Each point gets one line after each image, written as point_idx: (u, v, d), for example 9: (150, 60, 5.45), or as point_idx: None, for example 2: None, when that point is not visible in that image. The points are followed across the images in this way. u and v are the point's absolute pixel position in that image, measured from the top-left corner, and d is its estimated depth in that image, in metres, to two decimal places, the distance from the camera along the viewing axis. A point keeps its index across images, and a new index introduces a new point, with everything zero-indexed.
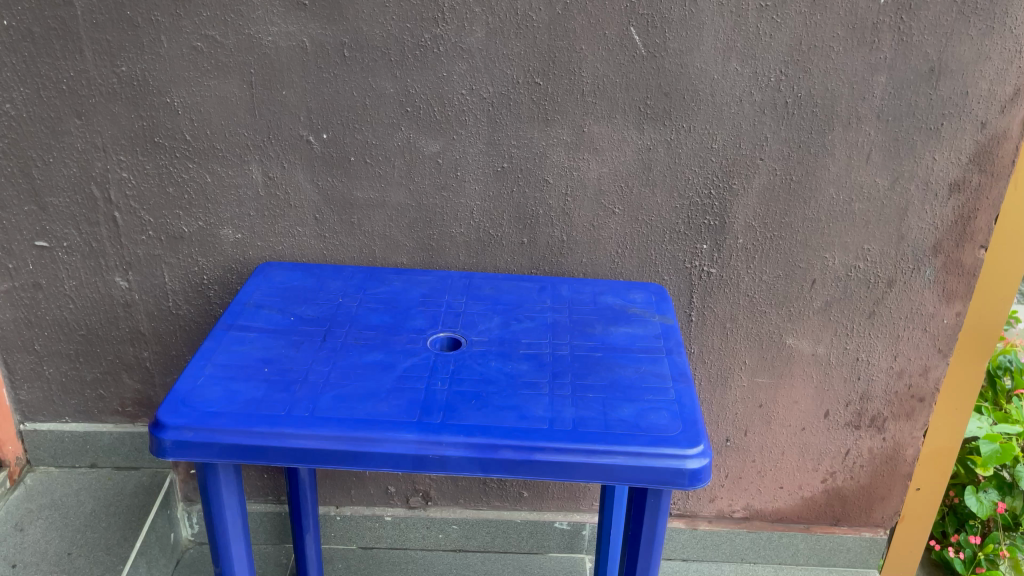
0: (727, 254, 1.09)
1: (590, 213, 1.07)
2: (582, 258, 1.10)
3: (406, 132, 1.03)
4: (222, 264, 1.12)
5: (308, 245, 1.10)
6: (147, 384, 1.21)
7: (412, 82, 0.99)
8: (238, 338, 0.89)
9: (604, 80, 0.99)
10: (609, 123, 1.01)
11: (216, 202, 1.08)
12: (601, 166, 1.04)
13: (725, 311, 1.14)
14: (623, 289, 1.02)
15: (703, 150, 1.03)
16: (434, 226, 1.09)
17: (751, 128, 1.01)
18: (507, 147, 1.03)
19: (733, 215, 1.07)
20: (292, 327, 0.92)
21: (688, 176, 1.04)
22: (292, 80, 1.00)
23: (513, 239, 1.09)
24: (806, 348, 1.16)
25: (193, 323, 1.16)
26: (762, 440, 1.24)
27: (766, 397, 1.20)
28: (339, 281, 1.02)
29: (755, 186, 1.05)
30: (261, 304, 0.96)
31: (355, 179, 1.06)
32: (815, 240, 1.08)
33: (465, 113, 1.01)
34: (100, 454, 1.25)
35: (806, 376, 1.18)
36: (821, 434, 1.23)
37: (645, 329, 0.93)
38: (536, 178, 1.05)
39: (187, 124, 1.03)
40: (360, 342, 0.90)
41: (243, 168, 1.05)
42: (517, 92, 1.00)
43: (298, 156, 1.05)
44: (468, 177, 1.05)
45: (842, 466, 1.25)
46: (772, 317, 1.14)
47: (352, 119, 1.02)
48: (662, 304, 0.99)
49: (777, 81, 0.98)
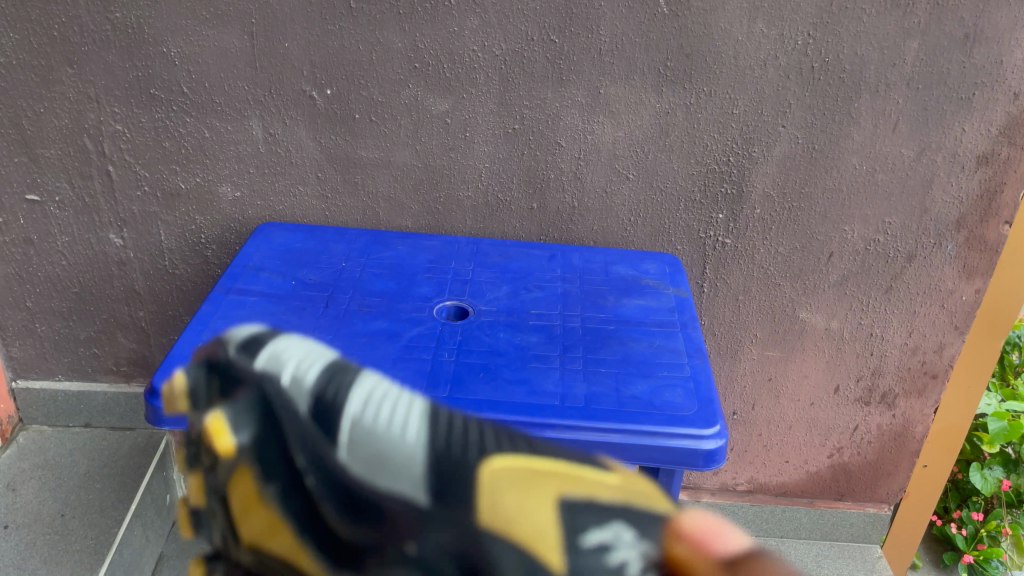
0: (743, 224, 1.06)
1: (602, 178, 1.04)
2: (593, 225, 1.07)
3: (414, 90, 0.98)
4: (220, 222, 1.08)
5: (308, 205, 1.06)
6: (143, 344, 1.18)
7: (421, 36, 0.95)
8: (237, 301, 0.86)
9: (623, 39, 0.94)
10: (626, 84, 0.97)
11: (214, 159, 1.03)
12: (617, 129, 1.00)
13: (739, 282, 1.10)
14: (636, 260, 0.98)
15: (723, 115, 0.98)
16: (440, 188, 1.05)
17: (775, 93, 0.97)
18: (519, 108, 0.99)
19: (751, 184, 1.03)
20: (292, 291, 0.88)
21: (706, 143, 1.00)
22: (295, 32, 0.95)
23: (522, 204, 1.06)
24: (820, 322, 1.13)
25: (189, 283, 1.13)
26: (769, 414, 1.21)
27: (776, 371, 1.17)
28: (343, 245, 0.98)
29: (776, 154, 1.01)
30: (261, 266, 0.92)
31: (359, 137, 1.02)
32: (835, 212, 1.04)
33: (476, 70, 0.96)
34: (94, 414, 1.22)
35: (818, 351, 1.15)
36: (831, 409, 1.20)
37: (659, 303, 0.90)
38: (548, 141, 1.01)
39: (184, 76, 0.98)
40: (363, 308, 0.86)
41: (242, 123, 1.01)
42: (532, 49, 0.95)
43: (300, 112, 1.00)
44: (477, 138, 1.01)
45: (850, 442, 1.23)
46: (786, 290, 1.11)
47: (357, 74, 0.97)
48: (677, 277, 0.96)
49: (804, 45, 0.94)
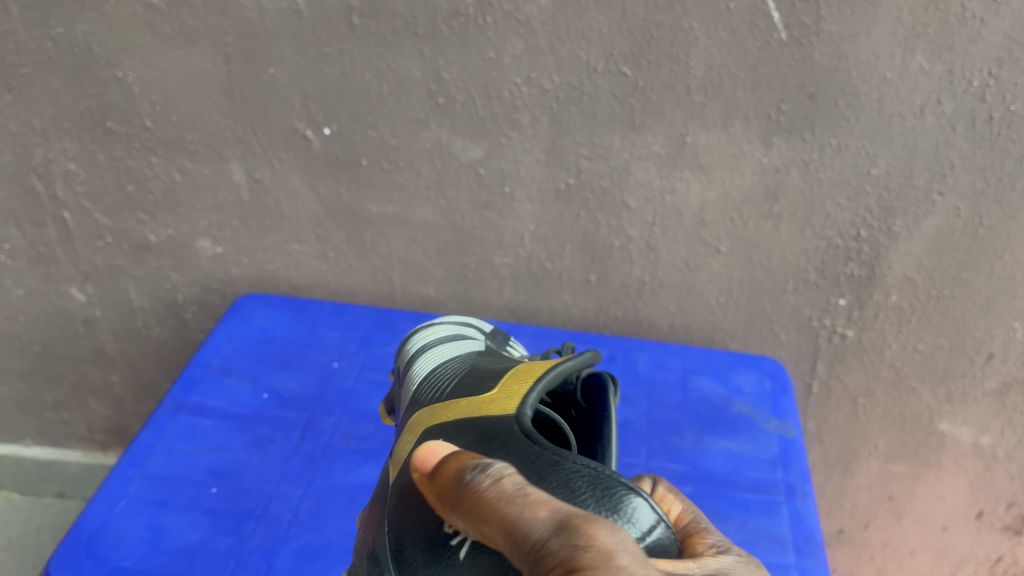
0: (872, 314, 0.79)
1: (685, 250, 0.78)
2: (668, 305, 0.82)
3: (437, 132, 0.74)
4: (200, 281, 0.87)
5: (306, 264, 0.85)
6: (120, 411, 0.99)
7: (446, 64, 0.71)
8: (187, 429, 0.64)
9: (720, 72, 0.68)
10: (723, 132, 0.71)
11: (189, 207, 0.82)
12: (706, 189, 0.74)
13: (859, 383, 0.84)
14: (724, 369, 0.73)
15: (855, 175, 0.72)
16: (471, 252, 0.81)
17: (932, 149, 0.70)
18: (575, 158, 0.74)
19: (887, 265, 0.76)
20: (261, 411, 0.67)
21: (830, 211, 0.74)
22: (281, 54, 0.72)
23: (577, 276, 0.81)
24: (966, 436, 0.86)
25: (169, 348, 0.93)
26: (885, 534, 0.96)
27: (900, 488, 0.92)
28: (338, 331, 0.75)
29: (925, 230, 0.74)
30: (228, 368, 0.71)
31: (368, 188, 0.78)
32: (1000, 303, 0.77)
33: (519, 109, 0.72)
34: (68, 484, 1.05)
35: (958, 469, 0.89)
36: (967, 535, 0.94)
37: (754, 450, 0.65)
38: (613, 201, 0.76)
39: (146, 107, 0.76)
40: (349, 448, 0.64)
41: (222, 166, 0.79)
42: (595, 84, 0.70)
43: (293, 154, 0.77)
44: (520, 195, 0.77)
45: (988, 574, 0.97)
46: (923, 397, 0.84)
47: (363, 110, 0.74)
48: (780, 401, 0.70)
49: (982, 87, 0.66)
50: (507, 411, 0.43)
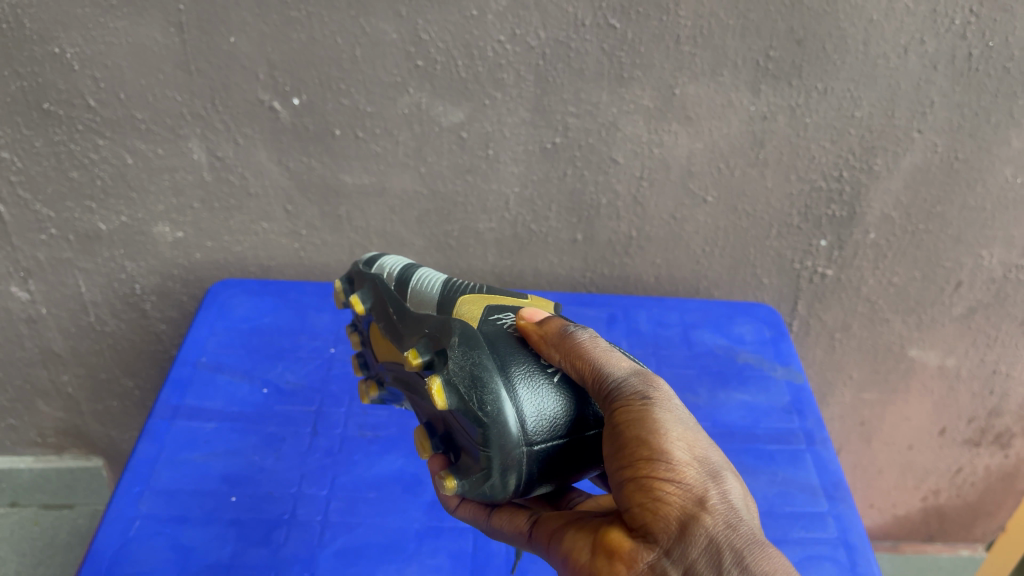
0: (851, 252, 0.81)
1: (671, 202, 0.77)
2: (655, 258, 0.82)
3: (416, 96, 0.70)
4: (159, 269, 0.81)
5: (276, 243, 0.80)
6: (73, 412, 0.92)
7: (425, 23, 0.66)
8: (189, 437, 0.60)
9: (710, 20, 0.67)
10: (711, 82, 0.70)
11: (143, 191, 0.75)
12: (694, 140, 0.73)
13: (837, 319, 0.87)
14: (722, 319, 0.74)
15: (840, 118, 0.72)
16: (453, 219, 0.78)
17: (913, 88, 0.71)
18: (561, 116, 0.72)
19: (867, 204, 0.78)
20: (264, 408, 0.63)
21: (814, 154, 0.75)
22: (241, 20, 0.66)
23: (563, 236, 0.80)
24: (933, 360, 0.90)
25: (125, 342, 0.86)
26: (856, 458, 1.01)
27: (870, 414, 0.96)
28: (328, 315, 0.72)
29: (903, 167, 0.75)
30: (219, 365, 0.66)
31: (342, 158, 0.74)
32: (971, 234, 0.80)
33: (503, 68, 0.69)
34: (21, 491, 0.98)
35: (925, 392, 0.93)
36: (931, 452, 0.99)
37: (768, 399, 0.66)
38: (601, 157, 0.74)
39: (89, 84, 0.69)
40: (366, 438, 0.62)
41: (179, 145, 0.73)
42: (581, 38, 0.67)
43: (258, 127, 0.72)
44: (504, 157, 0.74)
45: (949, 484, 1.03)
46: (896, 326, 0.87)
47: (334, 77, 0.69)
48: (781, 346, 0.72)
49: (963, 25, 0.67)
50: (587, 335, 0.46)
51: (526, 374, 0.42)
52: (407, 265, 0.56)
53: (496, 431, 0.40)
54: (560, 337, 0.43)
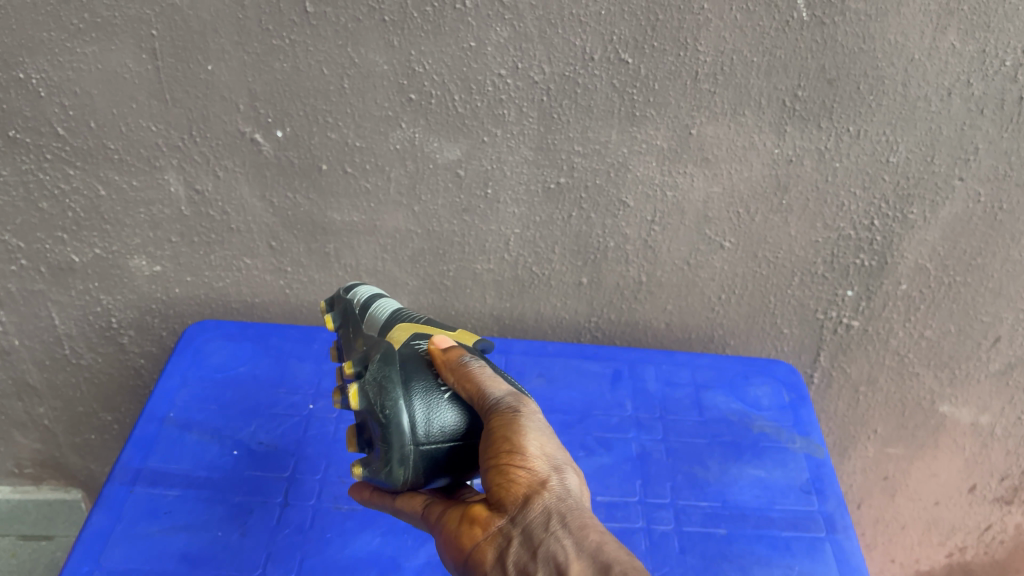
0: (880, 304, 0.75)
1: (686, 247, 0.72)
2: (666, 304, 0.76)
3: (409, 130, 0.65)
4: (137, 303, 0.76)
5: (260, 280, 0.75)
6: (50, 444, 0.88)
7: (419, 54, 0.61)
8: (148, 506, 0.55)
9: (732, 57, 0.60)
10: (732, 122, 0.64)
11: (118, 223, 0.70)
12: (711, 183, 0.67)
13: (862, 372, 0.80)
14: (737, 380, 0.68)
15: (873, 164, 0.66)
16: (449, 259, 0.73)
17: (956, 134, 0.64)
18: (566, 155, 0.66)
19: (901, 254, 0.71)
20: (233, 473, 0.58)
21: (843, 201, 0.68)
22: (221, 47, 0.61)
23: (567, 279, 0.74)
24: (965, 416, 0.84)
25: (103, 375, 0.82)
26: (878, 513, 0.94)
27: (895, 469, 0.89)
28: (310, 364, 0.66)
29: (941, 217, 0.69)
30: (188, 422, 0.61)
31: (330, 194, 0.69)
32: (1012, 288, 0.73)
33: (503, 103, 0.63)
34: None
35: (955, 448, 0.87)
36: (959, 508, 0.93)
37: (785, 477, 0.60)
38: (609, 199, 0.69)
39: (58, 112, 0.64)
40: (341, 512, 0.56)
41: (156, 176, 0.68)
42: (590, 73, 0.61)
43: (240, 160, 0.67)
44: (504, 196, 0.69)
45: (976, 542, 0.97)
46: (926, 381, 0.81)
47: (321, 109, 0.64)
48: (801, 414, 0.66)
49: (1015, 67, 0.60)
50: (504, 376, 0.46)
51: (426, 388, 0.43)
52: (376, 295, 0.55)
53: (390, 432, 0.41)
54: (458, 361, 0.45)
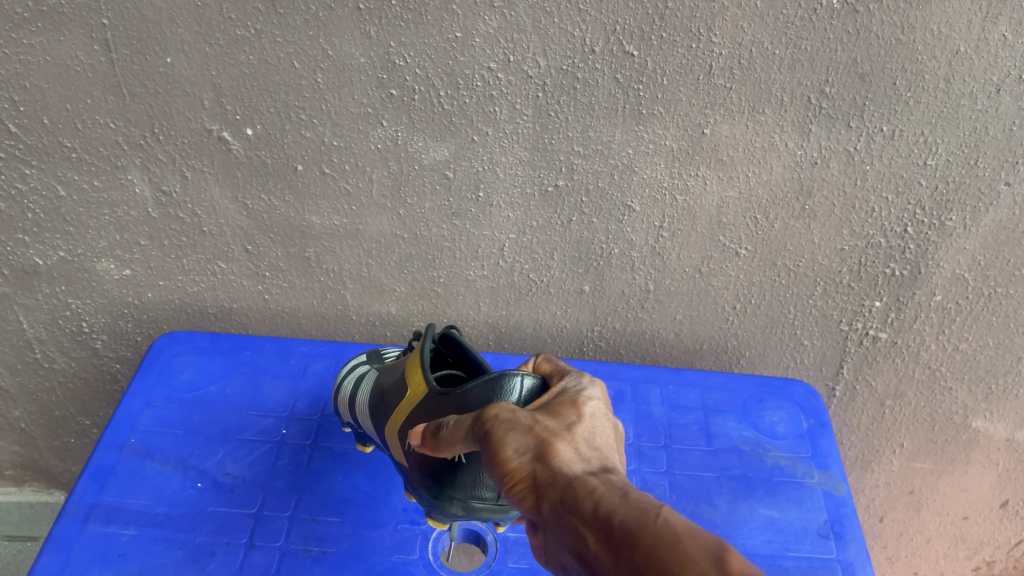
0: (911, 316, 0.68)
1: (697, 254, 0.65)
2: (676, 314, 0.70)
3: (392, 129, 0.59)
4: (108, 307, 0.71)
5: (237, 285, 0.70)
6: (28, 447, 0.84)
7: (399, 45, 0.54)
8: (101, 547, 0.50)
9: (752, 49, 0.53)
10: (750, 121, 0.57)
11: (82, 226, 0.65)
12: (726, 187, 0.61)
13: (889, 385, 0.74)
14: (751, 405, 0.63)
15: (908, 167, 0.59)
16: (439, 266, 0.67)
17: (1004, 134, 0.57)
18: (565, 155, 0.60)
19: (936, 264, 0.64)
20: (195, 509, 0.53)
21: (874, 207, 0.61)
22: (181, 38, 0.55)
23: (568, 286, 0.68)
24: (1000, 432, 0.77)
25: (77, 380, 0.77)
26: (901, 526, 0.88)
27: (921, 483, 0.83)
28: (285, 385, 0.62)
29: (983, 225, 0.62)
30: (150, 450, 0.56)
31: (307, 196, 0.63)
32: None
33: (494, 99, 0.57)
34: None
35: (987, 464, 0.80)
36: (989, 523, 0.87)
37: (800, 518, 0.55)
38: (613, 203, 0.62)
39: (6, 107, 0.57)
40: (311, 555, 0.51)
41: (119, 177, 0.62)
42: (590, 67, 0.55)
43: (209, 159, 0.61)
44: (497, 200, 0.63)
45: (1006, 556, 0.91)
46: (959, 396, 0.74)
47: (294, 105, 0.58)
48: (820, 443, 0.60)
49: None
50: (461, 396, 0.43)
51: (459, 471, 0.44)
52: (356, 389, 0.55)
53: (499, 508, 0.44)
54: (434, 439, 0.42)
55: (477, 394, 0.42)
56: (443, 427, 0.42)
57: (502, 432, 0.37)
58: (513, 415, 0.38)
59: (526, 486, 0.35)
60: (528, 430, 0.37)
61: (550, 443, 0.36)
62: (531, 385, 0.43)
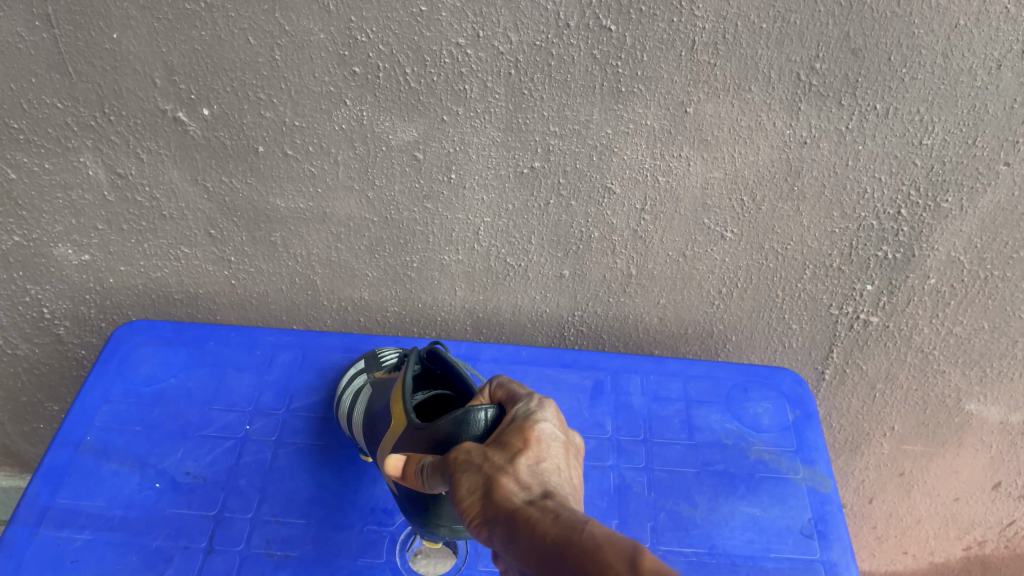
0: (903, 300, 0.65)
1: (681, 238, 0.62)
2: (659, 297, 0.67)
3: (356, 108, 0.55)
4: (69, 293, 0.68)
5: (202, 270, 0.67)
6: None
7: (359, 20, 0.51)
8: (53, 553, 0.48)
9: (736, 22, 0.50)
10: (735, 99, 0.54)
11: (35, 210, 0.62)
12: (710, 168, 0.58)
13: (880, 369, 0.71)
14: (735, 395, 0.61)
15: (902, 147, 0.56)
16: (412, 250, 0.64)
17: (1005, 113, 0.53)
18: (540, 136, 0.56)
19: (930, 247, 0.61)
20: (152, 511, 0.51)
21: (866, 188, 0.58)
22: (127, 13, 0.51)
23: (547, 271, 0.65)
24: (993, 415, 0.75)
25: (42, 367, 0.74)
26: (891, 507, 0.87)
27: (912, 465, 0.81)
28: (249, 377, 0.60)
29: (981, 206, 0.58)
30: (107, 448, 0.54)
31: (270, 179, 0.60)
32: None
33: (464, 77, 0.53)
34: None
35: (980, 446, 0.78)
36: (980, 505, 0.85)
37: (782, 517, 0.53)
38: (592, 185, 0.59)
39: None
40: (274, 560, 0.49)
41: (71, 159, 0.59)
42: (565, 42, 0.51)
43: (165, 140, 0.58)
44: (471, 182, 0.59)
45: (997, 536, 0.89)
46: (952, 380, 0.72)
47: (251, 83, 0.54)
48: (805, 436, 0.59)
49: None
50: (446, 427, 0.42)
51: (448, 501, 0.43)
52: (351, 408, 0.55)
53: None
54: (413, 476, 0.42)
55: (444, 429, 0.42)
56: (423, 465, 0.41)
57: (457, 473, 0.38)
58: (468, 453, 0.39)
59: (481, 522, 0.37)
60: (478, 467, 0.38)
61: (498, 478, 0.37)
62: (493, 415, 0.42)
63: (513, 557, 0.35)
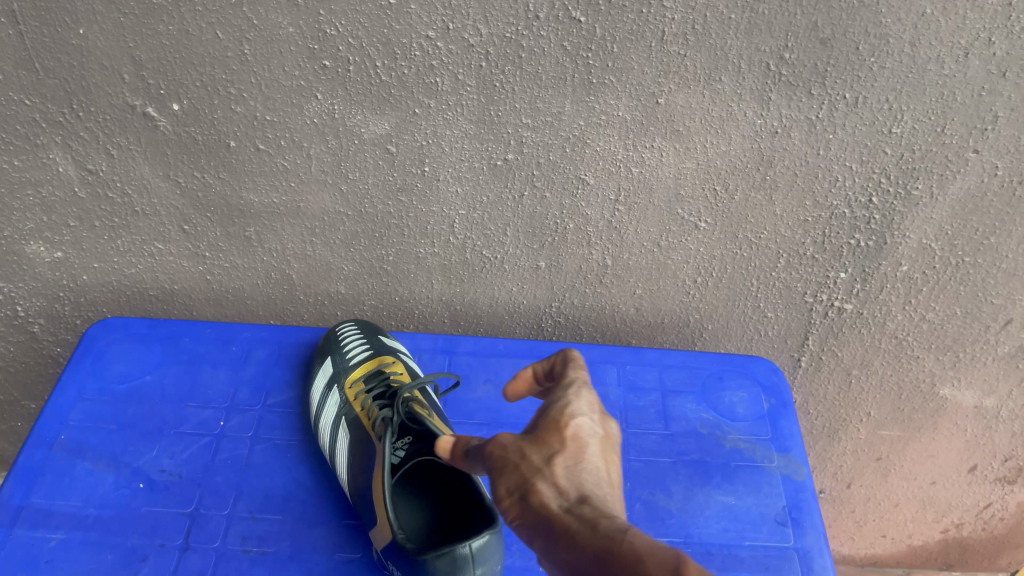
0: (876, 287, 0.66)
1: (655, 228, 0.63)
2: (636, 287, 0.68)
3: (327, 102, 0.55)
4: (42, 290, 0.67)
5: (178, 267, 0.66)
6: None
7: (328, 13, 0.50)
8: (26, 554, 0.48)
9: (705, 12, 0.50)
10: (705, 89, 0.54)
11: (6, 207, 0.61)
12: (683, 158, 0.58)
13: (855, 355, 0.72)
14: (710, 384, 0.62)
15: (872, 135, 0.56)
16: (387, 244, 0.64)
17: (974, 101, 0.53)
18: (513, 128, 0.56)
19: (902, 234, 0.62)
20: (126, 510, 0.51)
21: (837, 176, 0.59)
22: (93, 8, 0.51)
23: (523, 263, 0.66)
24: (967, 399, 0.75)
25: (18, 365, 0.74)
26: (870, 491, 0.88)
27: (889, 450, 0.82)
28: (224, 373, 0.60)
29: (951, 193, 0.59)
30: (80, 447, 0.54)
31: (243, 174, 0.60)
32: None
33: (435, 70, 0.53)
34: None
35: (955, 430, 0.79)
36: (957, 488, 0.86)
37: (757, 505, 0.54)
38: (565, 177, 0.60)
39: None
40: (250, 557, 0.49)
41: (40, 156, 0.58)
42: (535, 34, 0.51)
43: (135, 136, 0.57)
44: (444, 175, 0.59)
45: (974, 519, 0.90)
46: (926, 365, 0.72)
47: (221, 78, 0.54)
48: (780, 424, 0.59)
49: None
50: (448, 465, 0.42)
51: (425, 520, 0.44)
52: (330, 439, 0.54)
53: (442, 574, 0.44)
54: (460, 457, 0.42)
55: None
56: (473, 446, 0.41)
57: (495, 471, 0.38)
58: (503, 448, 0.38)
59: (522, 523, 0.36)
60: (515, 465, 0.37)
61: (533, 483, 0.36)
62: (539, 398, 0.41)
63: (555, 566, 0.34)
